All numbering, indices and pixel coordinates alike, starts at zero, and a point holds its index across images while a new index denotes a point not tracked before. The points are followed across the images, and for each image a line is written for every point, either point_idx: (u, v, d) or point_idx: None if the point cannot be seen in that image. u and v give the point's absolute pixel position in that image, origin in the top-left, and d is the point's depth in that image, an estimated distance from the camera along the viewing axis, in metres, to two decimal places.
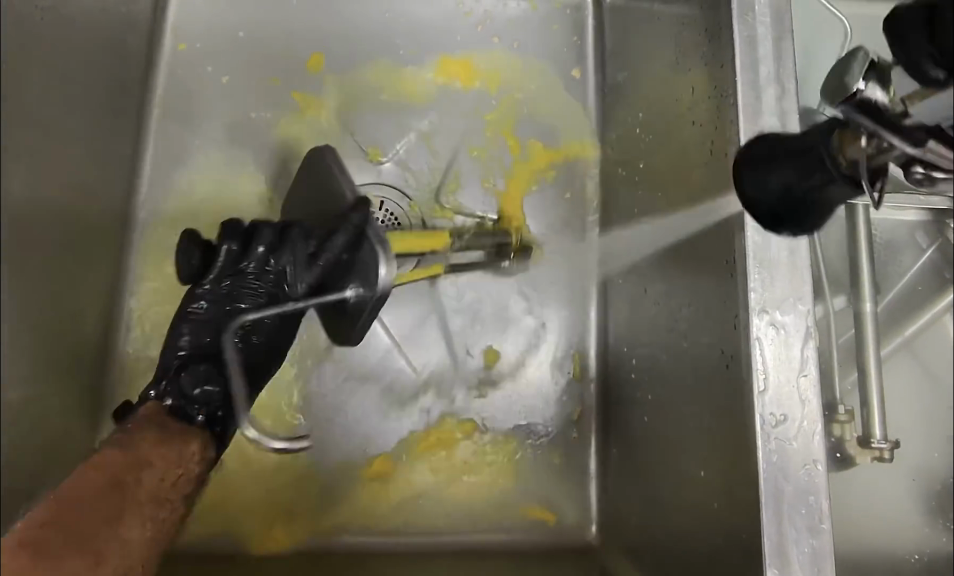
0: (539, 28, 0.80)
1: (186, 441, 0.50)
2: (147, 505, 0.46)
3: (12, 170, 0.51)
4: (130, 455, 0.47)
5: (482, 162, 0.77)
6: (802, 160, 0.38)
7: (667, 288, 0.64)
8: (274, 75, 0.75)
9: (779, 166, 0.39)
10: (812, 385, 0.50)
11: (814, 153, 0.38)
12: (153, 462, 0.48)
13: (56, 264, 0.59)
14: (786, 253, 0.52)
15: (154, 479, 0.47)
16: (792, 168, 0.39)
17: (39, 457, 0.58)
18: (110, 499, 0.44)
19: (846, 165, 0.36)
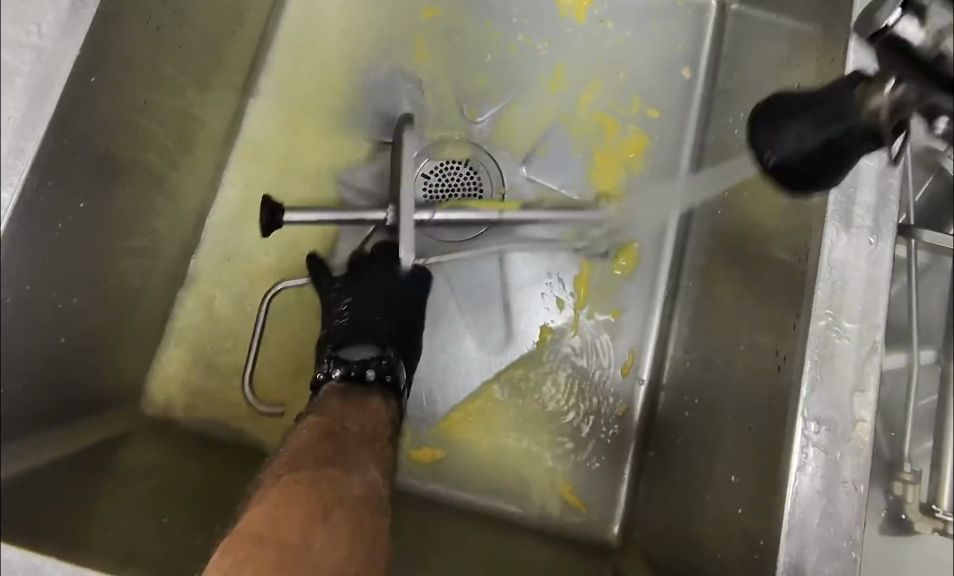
0: (658, 21, 0.80)
1: (367, 403, 0.57)
2: (359, 448, 0.51)
3: (135, 36, 0.54)
4: (320, 432, 0.52)
5: (574, 138, 0.78)
6: (820, 108, 0.37)
7: (734, 290, 0.61)
8: (392, 21, 0.78)
9: (799, 118, 0.38)
10: (868, 402, 0.46)
11: (833, 101, 0.37)
12: (348, 415, 0.54)
13: (159, 144, 0.62)
14: (865, 260, 0.48)
15: (356, 426, 0.53)
16: (812, 115, 0.38)
17: (104, 317, 0.61)
18: (326, 450, 0.50)
19: (866, 116, 0.36)
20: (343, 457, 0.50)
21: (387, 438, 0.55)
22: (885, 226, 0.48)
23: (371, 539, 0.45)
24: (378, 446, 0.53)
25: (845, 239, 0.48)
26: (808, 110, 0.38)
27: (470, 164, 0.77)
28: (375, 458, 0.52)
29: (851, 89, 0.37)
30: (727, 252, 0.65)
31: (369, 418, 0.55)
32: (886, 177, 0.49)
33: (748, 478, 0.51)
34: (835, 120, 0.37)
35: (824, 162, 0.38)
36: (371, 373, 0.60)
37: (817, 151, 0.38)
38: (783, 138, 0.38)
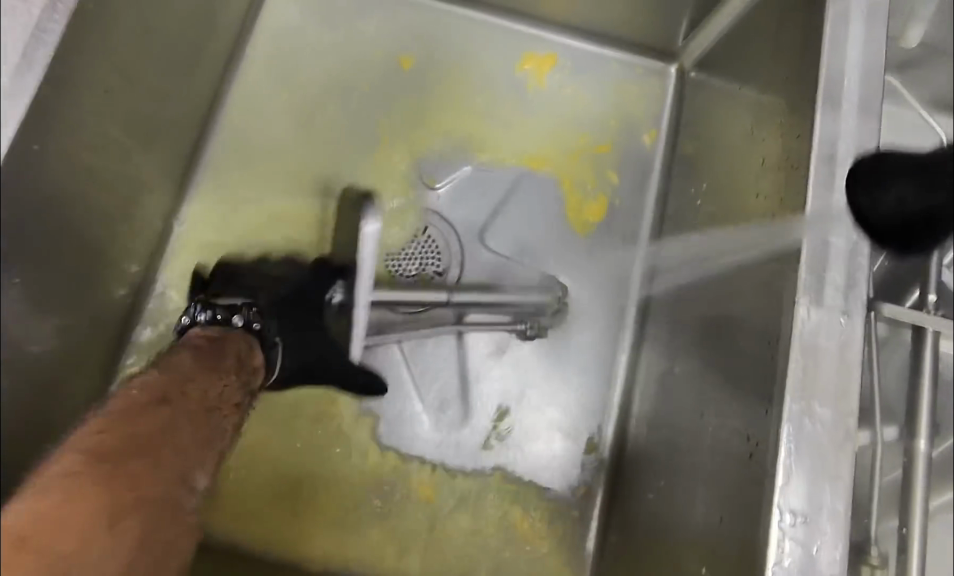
0: (618, 86, 0.82)
1: (219, 367, 0.54)
2: (180, 437, 0.46)
3: (82, 99, 0.50)
4: (150, 404, 0.46)
5: (533, 202, 0.78)
6: (921, 181, 0.43)
7: (699, 366, 0.60)
8: (351, 84, 0.77)
9: (896, 184, 0.44)
10: (843, 492, 0.44)
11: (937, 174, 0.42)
12: (196, 378, 0.51)
13: (105, 212, 0.58)
14: (835, 342, 0.47)
15: (193, 399, 0.50)
16: (912, 182, 0.43)
17: (41, 402, 0.56)
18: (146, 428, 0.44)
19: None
20: (160, 441, 0.45)
21: (234, 404, 0.54)
22: (855, 309, 0.47)
23: (157, 552, 0.43)
24: (209, 424, 0.50)
25: (816, 319, 0.47)
26: (910, 176, 0.44)
27: (429, 232, 0.75)
28: (198, 440, 0.48)
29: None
30: (692, 325, 0.63)
31: (215, 384, 0.52)
32: (855, 257, 0.48)
33: (718, 573, 0.48)
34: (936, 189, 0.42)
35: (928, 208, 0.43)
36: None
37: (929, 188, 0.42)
38: (886, 196, 0.45)
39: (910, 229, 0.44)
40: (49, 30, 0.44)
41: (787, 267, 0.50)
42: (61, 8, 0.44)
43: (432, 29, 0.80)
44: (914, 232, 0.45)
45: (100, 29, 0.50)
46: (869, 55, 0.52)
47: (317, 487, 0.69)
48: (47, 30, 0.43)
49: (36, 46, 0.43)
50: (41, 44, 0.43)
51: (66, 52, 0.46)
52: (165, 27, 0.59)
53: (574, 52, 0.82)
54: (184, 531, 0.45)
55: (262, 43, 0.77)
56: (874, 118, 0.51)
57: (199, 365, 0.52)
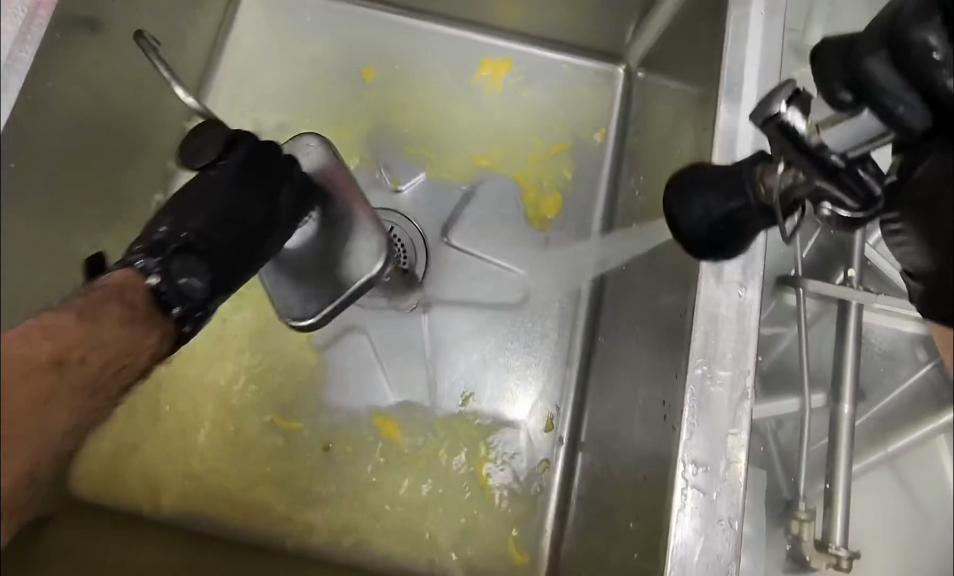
0: (570, 87, 0.87)
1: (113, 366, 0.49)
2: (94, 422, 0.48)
3: (56, 118, 0.57)
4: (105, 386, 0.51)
5: (492, 199, 0.84)
6: (726, 183, 0.41)
7: (634, 343, 0.66)
8: (318, 97, 0.84)
9: (704, 191, 0.41)
10: (740, 443, 0.50)
11: (737, 178, 0.41)
12: None
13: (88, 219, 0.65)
14: (734, 311, 0.52)
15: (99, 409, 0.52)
16: (717, 189, 0.41)
17: None
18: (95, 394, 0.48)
19: (763, 192, 0.40)
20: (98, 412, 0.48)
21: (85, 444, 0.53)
22: (751, 283, 0.53)
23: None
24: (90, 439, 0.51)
25: (717, 292, 0.53)
26: (711, 183, 0.41)
27: (394, 230, 0.81)
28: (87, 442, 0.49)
29: (752, 167, 0.41)
30: (630, 306, 0.69)
31: None
32: (752, 236, 0.54)
33: (640, 524, 0.54)
34: (737, 194, 0.40)
35: (730, 231, 0.41)
36: (176, 309, 0.49)
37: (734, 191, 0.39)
38: (692, 208, 0.41)
39: (716, 238, 0.41)
40: (20, 59, 0.51)
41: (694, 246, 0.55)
42: (30, 40, 0.51)
43: (395, 41, 0.86)
44: (724, 240, 0.41)
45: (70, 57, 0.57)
46: (765, 53, 0.58)
47: (294, 468, 0.75)
48: (17, 59, 0.50)
49: (8, 73, 0.50)
50: (12, 71, 0.50)
51: (39, 78, 0.54)
52: (129, 49, 0.66)
53: (528, 56, 0.88)
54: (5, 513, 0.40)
55: (233, 63, 0.84)
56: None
57: None
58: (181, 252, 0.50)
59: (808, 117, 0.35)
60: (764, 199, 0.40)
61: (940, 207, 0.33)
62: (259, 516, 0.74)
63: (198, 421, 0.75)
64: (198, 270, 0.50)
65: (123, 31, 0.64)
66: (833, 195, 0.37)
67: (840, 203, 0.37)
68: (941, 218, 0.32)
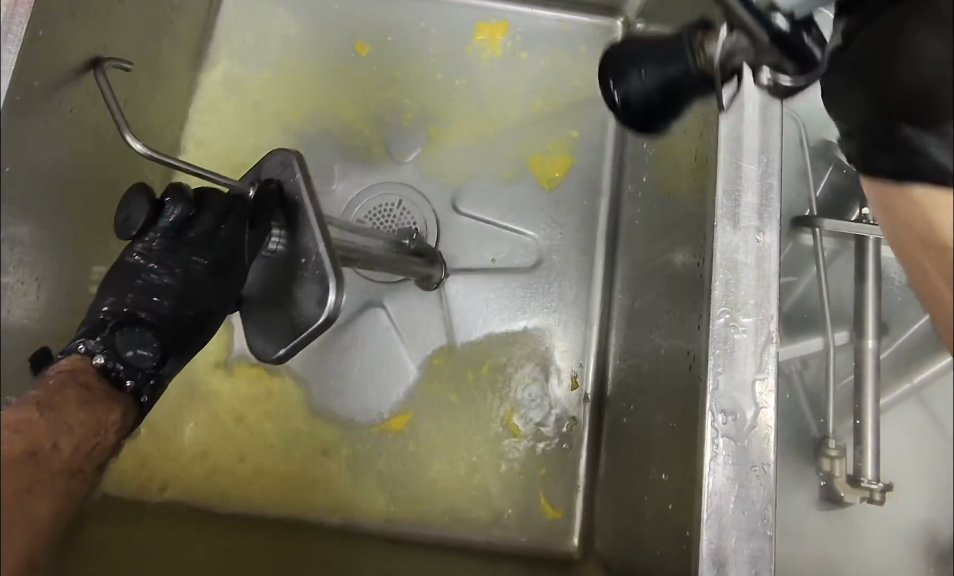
0: (568, 45, 0.86)
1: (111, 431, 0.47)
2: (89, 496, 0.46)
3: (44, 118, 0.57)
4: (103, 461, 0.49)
5: (500, 164, 0.83)
6: (664, 48, 0.40)
7: (653, 298, 0.65)
8: (314, 77, 0.83)
9: (643, 59, 0.41)
10: (768, 388, 0.50)
11: (673, 45, 0.40)
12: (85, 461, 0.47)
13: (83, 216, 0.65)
14: (753, 258, 0.52)
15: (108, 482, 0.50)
16: (654, 58, 0.40)
17: None
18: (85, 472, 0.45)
19: (702, 60, 0.39)
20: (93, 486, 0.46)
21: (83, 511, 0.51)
22: (767, 227, 0.53)
23: None
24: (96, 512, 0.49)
25: (734, 238, 0.52)
26: (651, 51, 0.41)
27: (403, 204, 0.81)
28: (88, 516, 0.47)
29: (692, 33, 0.40)
30: (646, 261, 0.69)
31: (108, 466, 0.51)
32: (766, 180, 0.54)
33: (672, 476, 0.54)
34: (672, 60, 0.40)
35: (662, 100, 0.41)
36: (129, 382, 0.46)
37: (656, 90, 0.41)
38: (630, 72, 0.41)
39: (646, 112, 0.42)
40: (2, 60, 0.50)
41: (706, 195, 0.55)
42: (10, 40, 0.51)
43: (389, 12, 0.85)
44: (659, 108, 0.42)
45: (52, 56, 0.57)
46: None
47: (325, 447, 0.76)
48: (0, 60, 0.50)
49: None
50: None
51: (22, 80, 0.54)
52: (115, 42, 0.65)
53: (524, 17, 0.87)
54: None
55: (224, 48, 0.83)
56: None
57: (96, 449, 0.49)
58: (123, 327, 0.47)
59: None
60: (705, 65, 0.39)
61: (886, 64, 0.34)
62: (297, 496, 0.75)
63: (228, 409, 0.76)
64: (148, 345, 0.47)
65: (105, 25, 0.63)
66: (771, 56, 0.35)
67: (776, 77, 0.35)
68: (883, 74, 0.34)
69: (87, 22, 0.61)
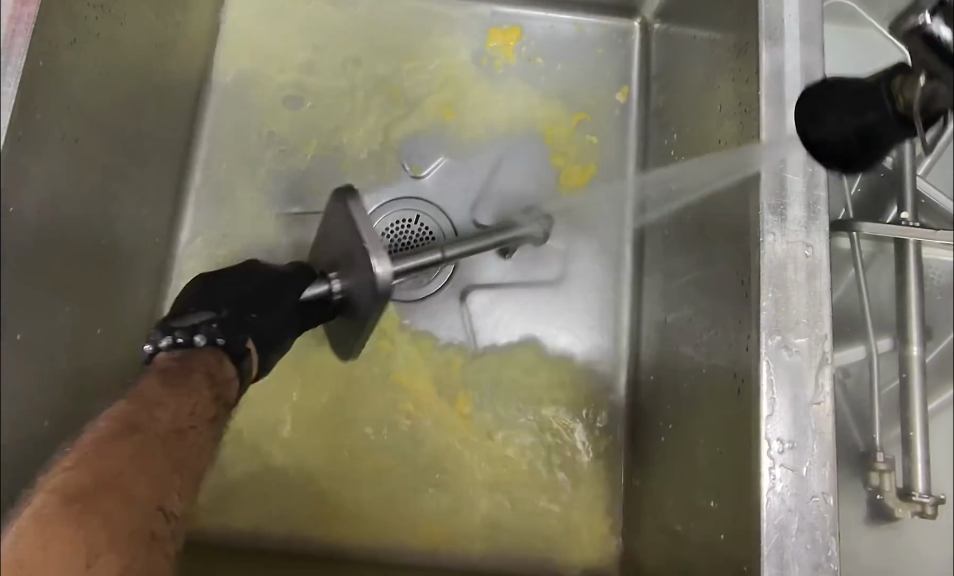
0: (585, 48, 0.84)
1: (188, 380, 0.47)
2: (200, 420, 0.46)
3: (48, 150, 0.55)
4: (142, 399, 0.45)
5: (520, 174, 0.81)
6: (858, 98, 0.39)
7: (691, 313, 0.63)
8: (324, 90, 0.81)
9: (835, 107, 0.39)
10: (826, 413, 0.48)
11: (870, 94, 0.38)
12: (163, 399, 0.45)
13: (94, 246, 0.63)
14: (803, 276, 0.50)
15: (169, 414, 0.45)
16: (850, 105, 0.39)
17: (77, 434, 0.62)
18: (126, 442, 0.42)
19: (902, 105, 0.37)
20: (170, 440, 0.44)
21: (207, 419, 0.47)
22: (817, 241, 0.50)
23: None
24: (185, 440, 0.45)
25: (780, 255, 0.50)
26: (844, 97, 0.39)
27: (421, 220, 0.79)
28: (195, 445, 0.46)
29: (891, 79, 0.38)
30: (680, 272, 0.66)
31: (185, 401, 0.46)
32: (813, 191, 0.51)
33: (725, 505, 0.52)
34: (867, 110, 0.38)
35: (857, 147, 0.39)
36: (199, 339, 0.51)
37: (853, 137, 0.38)
38: (820, 123, 0.40)
39: (845, 155, 0.39)
40: None
41: (748, 207, 0.53)
42: None
43: (399, 21, 0.83)
44: (855, 155, 0.39)
45: (55, 84, 0.55)
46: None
47: None
48: None
49: None
50: None
51: (21, 111, 0.51)
52: (119, 65, 0.63)
53: (539, 21, 0.84)
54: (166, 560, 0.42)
55: (230, 63, 0.80)
56: (815, 45, 0.54)
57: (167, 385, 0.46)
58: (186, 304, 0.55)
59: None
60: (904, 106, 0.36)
61: None
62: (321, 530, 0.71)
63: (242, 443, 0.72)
64: (281, 326, 0.58)
65: (108, 49, 0.61)
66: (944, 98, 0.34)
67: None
68: None
69: (90, 47, 0.58)
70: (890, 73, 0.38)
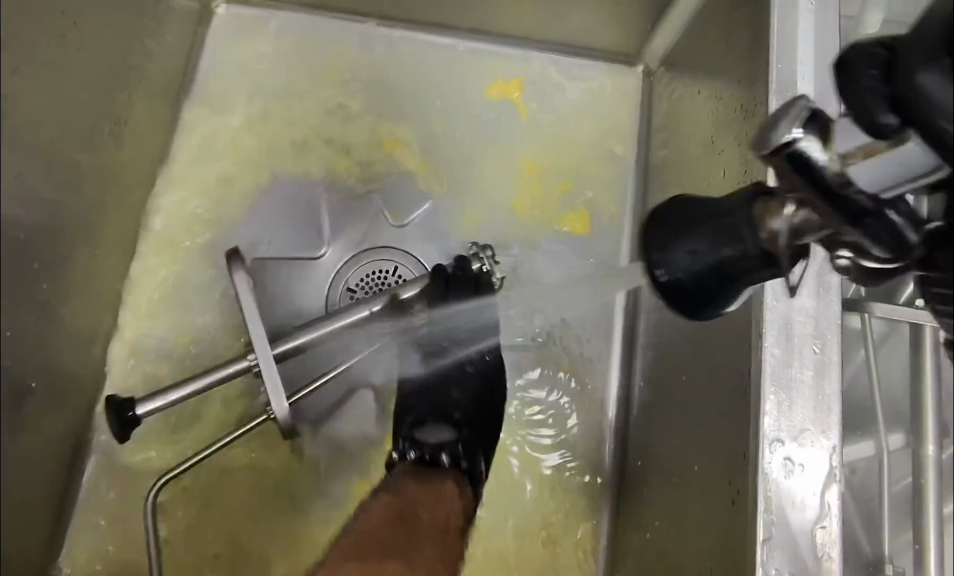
0: (584, 95, 0.79)
1: (441, 488, 0.63)
2: (435, 529, 0.60)
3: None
4: (399, 499, 0.61)
5: (509, 228, 0.75)
6: (718, 225, 0.35)
7: (683, 396, 0.57)
8: (303, 127, 0.76)
9: (690, 235, 0.35)
10: (831, 540, 0.41)
11: (725, 219, 0.35)
12: (419, 499, 0.61)
13: None
14: (810, 375, 0.44)
15: (427, 514, 0.61)
16: (707, 230, 0.35)
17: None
18: (400, 531, 0.59)
19: (765, 237, 0.34)
20: (420, 536, 0.59)
21: (451, 522, 0.61)
22: (828, 337, 0.44)
23: None
24: (435, 538, 0.60)
25: (783, 351, 0.44)
26: (702, 225, 0.35)
27: (398, 272, 0.73)
28: (440, 545, 0.60)
29: (746, 207, 0.34)
30: (674, 347, 0.61)
31: (434, 497, 0.62)
32: (824, 278, 0.45)
33: None
34: (728, 241, 0.34)
35: (717, 284, 0.35)
36: (443, 458, 0.65)
37: (709, 273, 0.35)
38: (674, 256, 0.35)
39: (708, 291, 0.35)
40: None
41: (751, 292, 0.47)
42: None
43: (388, 55, 0.78)
44: (713, 294, 0.35)
45: None
46: (819, 54, 0.50)
47: None
48: None
49: None
50: None
51: None
52: (77, 91, 0.58)
53: (537, 66, 0.79)
54: None
55: (204, 93, 0.76)
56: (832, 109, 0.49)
57: (419, 483, 0.63)
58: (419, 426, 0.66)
59: (827, 145, 0.30)
60: (768, 242, 0.34)
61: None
62: None
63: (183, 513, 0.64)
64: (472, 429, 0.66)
65: (64, 76, 0.56)
66: (851, 242, 0.32)
67: (864, 252, 0.33)
68: None
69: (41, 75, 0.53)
70: (738, 199, 0.35)
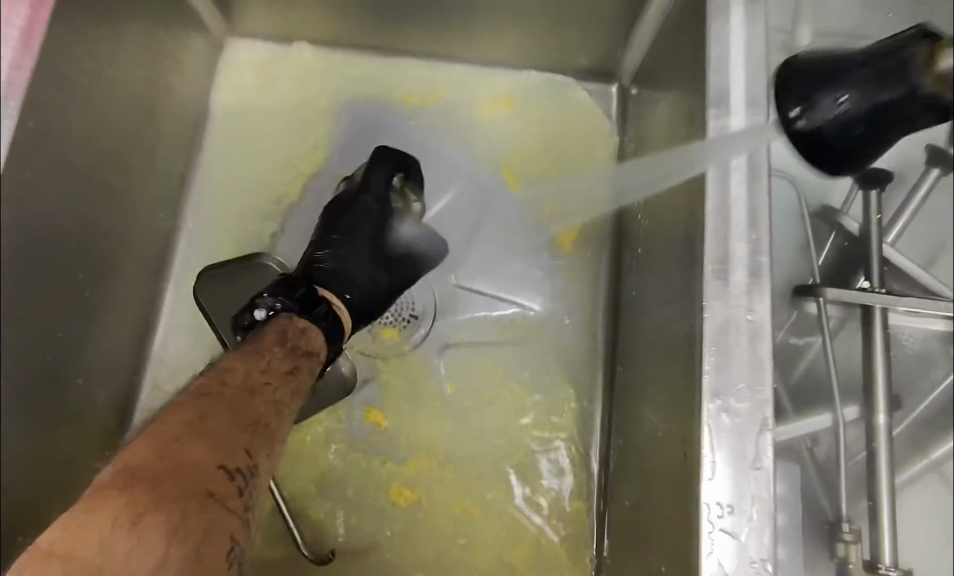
0: (563, 113, 0.86)
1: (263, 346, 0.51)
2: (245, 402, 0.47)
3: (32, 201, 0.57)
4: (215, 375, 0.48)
5: (498, 234, 0.83)
6: (865, 69, 0.36)
7: (651, 372, 0.63)
8: (310, 150, 0.84)
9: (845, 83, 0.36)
10: (766, 480, 0.47)
11: (887, 65, 0.35)
12: (237, 364, 0.49)
13: None
14: (745, 339, 0.50)
15: (244, 374, 0.49)
16: (864, 75, 0.36)
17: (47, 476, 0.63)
18: (187, 404, 0.45)
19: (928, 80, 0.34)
20: (199, 421, 0.44)
21: (290, 387, 0.51)
22: (759, 307, 0.51)
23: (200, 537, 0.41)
24: (256, 399, 0.48)
25: (721, 320, 0.51)
26: (860, 73, 0.36)
27: None
28: (244, 422, 0.47)
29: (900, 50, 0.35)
30: (645, 330, 0.67)
31: (256, 362, 0.50)
32: (757, 257, 0.52)
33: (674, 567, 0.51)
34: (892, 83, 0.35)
35: (869, 132, 0.36)
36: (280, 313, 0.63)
37: (862, 122, 0.36)
38: (838, 105, 0.36)
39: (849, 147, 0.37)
40: None
41: (697, 271, 0.54)
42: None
43: (384, 82, 0.87)
44: (860, 143, 0.37)
45: None
46: (751, 65, 0.57)
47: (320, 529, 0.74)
48: None
49: None
50: None
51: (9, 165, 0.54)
52: (111, 120, 0.66)
53: (520, 87, 0.87)
54: (233, 521, 0.43)
55: (221, 123, 0.84)
56: (762, 113, 0.56)
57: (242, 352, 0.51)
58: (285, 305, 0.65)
59: None
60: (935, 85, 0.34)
61: None
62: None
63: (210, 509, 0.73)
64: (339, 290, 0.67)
65: (101, 108, 0.64)
66: None
67: None
68: None
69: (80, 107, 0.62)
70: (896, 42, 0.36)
